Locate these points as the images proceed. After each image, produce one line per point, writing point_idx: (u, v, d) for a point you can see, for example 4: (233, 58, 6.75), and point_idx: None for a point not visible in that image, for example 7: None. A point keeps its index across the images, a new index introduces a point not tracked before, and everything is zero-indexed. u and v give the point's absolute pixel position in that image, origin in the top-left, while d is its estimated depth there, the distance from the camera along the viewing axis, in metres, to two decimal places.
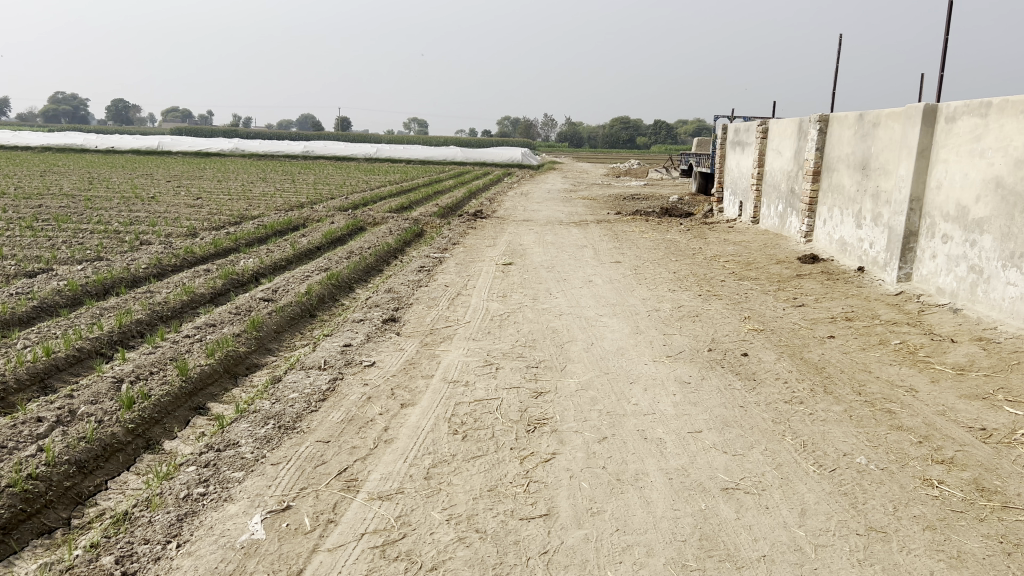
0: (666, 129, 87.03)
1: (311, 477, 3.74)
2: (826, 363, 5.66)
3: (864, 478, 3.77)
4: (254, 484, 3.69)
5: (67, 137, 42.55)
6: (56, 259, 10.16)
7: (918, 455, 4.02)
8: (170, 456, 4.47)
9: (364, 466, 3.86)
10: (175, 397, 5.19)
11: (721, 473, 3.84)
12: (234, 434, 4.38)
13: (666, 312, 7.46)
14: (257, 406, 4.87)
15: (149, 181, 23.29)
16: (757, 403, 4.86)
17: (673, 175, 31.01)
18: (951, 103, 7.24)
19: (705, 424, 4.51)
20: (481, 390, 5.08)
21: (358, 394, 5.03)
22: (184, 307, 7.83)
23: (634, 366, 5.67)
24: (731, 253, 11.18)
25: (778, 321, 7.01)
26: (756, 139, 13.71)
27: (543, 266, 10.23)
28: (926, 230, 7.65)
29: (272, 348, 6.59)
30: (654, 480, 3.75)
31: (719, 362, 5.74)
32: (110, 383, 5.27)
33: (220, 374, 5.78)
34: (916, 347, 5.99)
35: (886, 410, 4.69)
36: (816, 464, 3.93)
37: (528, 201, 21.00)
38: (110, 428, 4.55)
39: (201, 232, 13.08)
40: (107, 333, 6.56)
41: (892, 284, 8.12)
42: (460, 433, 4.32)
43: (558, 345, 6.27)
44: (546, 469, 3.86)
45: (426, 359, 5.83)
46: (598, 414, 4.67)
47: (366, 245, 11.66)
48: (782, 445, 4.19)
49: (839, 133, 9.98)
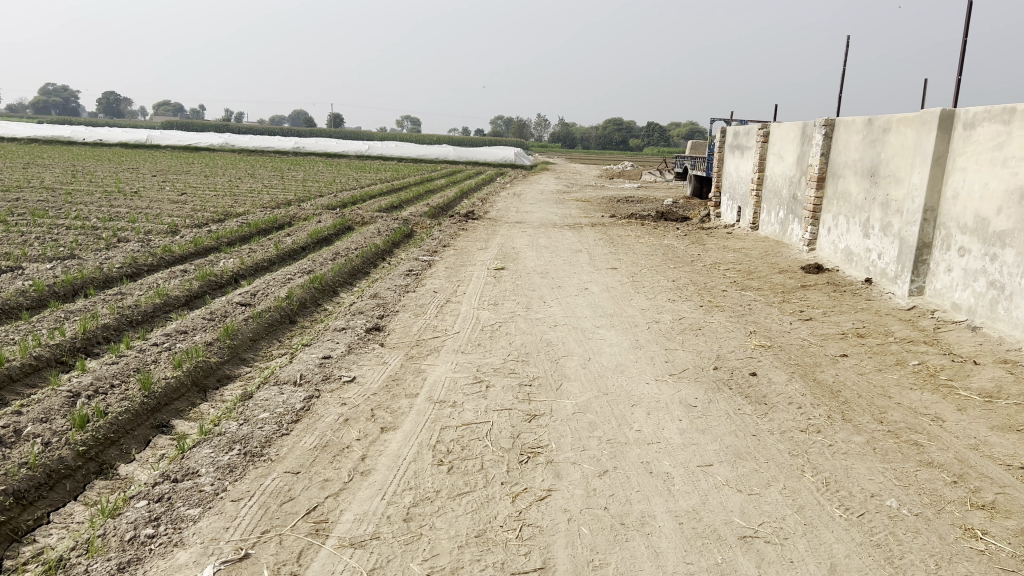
0: (659, 131, 86.76)
1: (275, 518, 3.31)
2: (841, 386, 5.26)
3: (898, 526, 3.36)
4: (211, 525, 3.26)
5: (55, 128, 41.98)
6: (26, 256, 9.67)
7: (954, 498, 3.61)
8: (123, 484, 4.03)
9: (336, 504, 3.44)
10: (135, 415, 4.75)
11: (737, 518, 3.42)
12: (194, 462, 3.93)
13: (667, 324, 7.05)
14: (223, 428, 4.42)
15: (134, 175, 22.75)
16: (770, 432, 4.45)
17: (666, 177, 30.56)
18: (970, 109, 6.86)
19: (716, 456, 4.09)
20: (470, 413, 4.65)
21: (334, 415, 4.59)
22: (156, 311, 7.38)
23: (635, 386, 5.25)
24: (731, 260, 10.77)
25: (787, 337, 6.60)
26: (757, 143, 13.30)
27: (537, 271, 9.81)
28: (941, 241, 7.27)
29: (247, 358, 6.15)
30: (662, 526, 3.34)
31: (726, 383, 5.33)
32: (64, 398, 4.82)
33: (187, 388, 5.34)
34: (936, 370, 5.59)
35: (913, 443, 4.28)
36: (842, 508, 3.53)
37: (522, 202, 20.51)
38: (57, 452, 4.10)
39: (182, 230, 12.62)
40: (69, 339, 6.11)
41: (902, 298, 7.73)
42: (445, 464, 3.90)
43: (553, 360, 5.85)
44: (541, 510, 3.44)
45: (411, 375, 5.40)
46: (597, 442, 4.25)
47: (353, 246, 11.21)
48: (802, 483, 3.78)
49: (846, 138, 9.58)
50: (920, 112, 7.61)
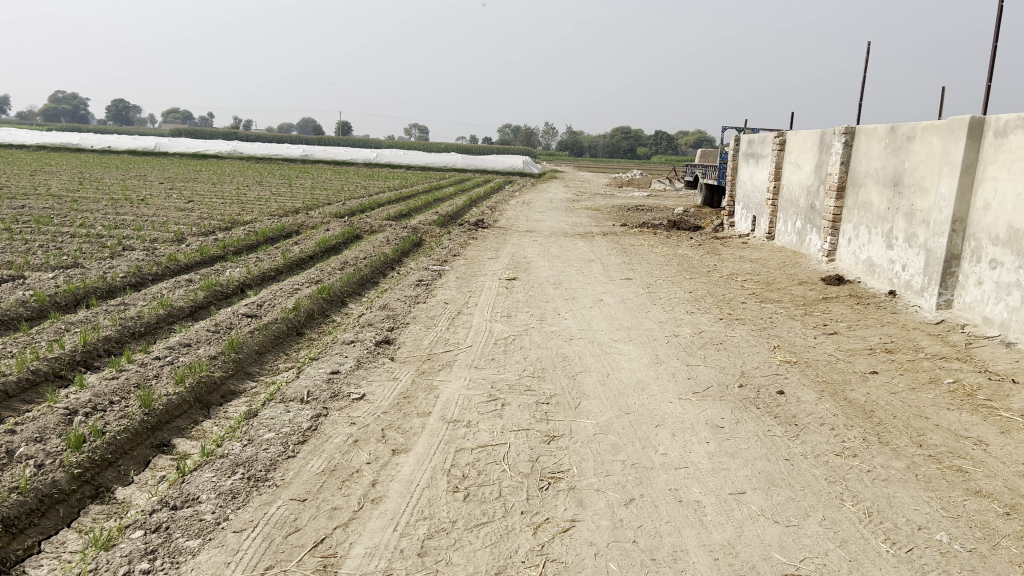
0: (667, 139, 86.63)
1: (280, 551, 3.08)
2: (874, 406, 5.01)
3: (951, 564, 3.11)
4: (211, 560, 3.03)
5: (65, 135, 41.98)
6: (29, 265, 9.49)
7: (1009, 532, 3.36)
8: (121, 509, 3.81)
9: (346, 536, 3.21)
10: (135, 434, 4.52)
11: (776, 553, 3.18)
12: (194, 487, 3.70)
13: (687, 338, 6.81)
14: (226, 449, 4.19)
15: (142, 182, 22.64)
16: (804, 456, 4.20)
17: (675, 185, 30.36)
18: (1002, 116, 6.61)
19: (748, 483, 3.84)
20: (486, 434, 4.41)
21: (343, 435, 4.36)
22: (159, 323, 7.17)
23: (658, 405, 5.01)
24: (749, 271, 10.52)
25: (812, 352, 6.35)
26: (772, 151, 13.05)
27: (549, 282, 9.57)
28: (970, 253, 7.02)
29: (252, 372, 5.93)
30: (697, 562, 3.10)
31: (753, 402, 5.08)
32: (60, 416, 4.60)
33: (190, 405, 5.12)
34: (973, 390, 5.33)
35: (956, 469, 4.03)
36: (889, 542, 3.28)
37: (532, 211, 20.30)
38: (50, 475, 3.88)
39: (189, 238, 12.43)
40: (68, 352, 5.90)
41: (929, 311, 7.48)
42: (461, 490, 3.66)
43: (570, 376, 5.61)
44: (566, 543, 3.21)
45: (423, 392, 5.16)
46: (621, 467, 4.01)
47: (362, 255, 11.01)
48: (842, 513, 3.54)
49: (868, 146, 9.33)
50: (947, 119, 7.36)
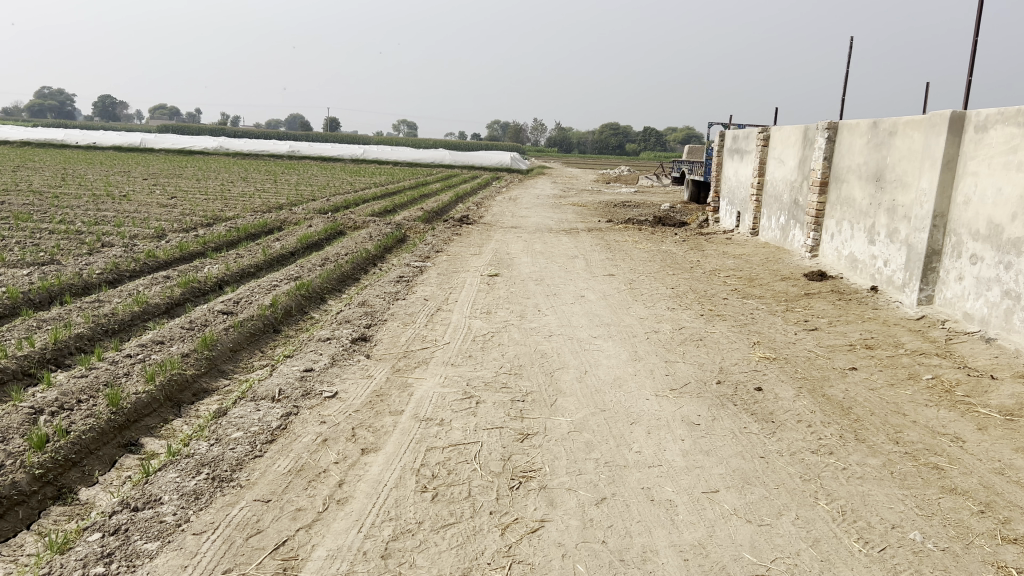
0: (655, 135, 86.67)
1: (240, 554, 3.01)
2: (852, 403, 4.97)
3: (923, 563, 3.07)
4: (168, 564, 2.95)
5: (49, 131, 41.63)
6: (4, 261, 9.36)
7: (983, 531, 3.32)
8: (83, 511, 3.72)
9: (309, 538, 3.14)
10: (101, 434, 4.43)
11: (747, 553, 3.13)
12: (156, 488, 3.61)
13: (667, 334, 6.76)
14: (192, 448, 4.11)
15: (125, 178, 22.46)
16: (780, 453, 4.15)
17: (663, 182, 30.27)
18: (982, 111, 6.58)
19: (722, 481, 3.79)
20: (458, 432, 4.34)
21: (312, 434, 4.29)
22: (134, 320, 7.07)
23: (634, 402, 4.96)
24: (732, 267, 10.49)
25: (792, 349, 6.31)
26: (756, 147, 13.02)
27: (531, 278, 9.51)
28: (951, 249, 6.99)
29: (226, 370, 5.84)
30: (666, 563, 3.04)
31: (730, 398, 5.04)
32: (25, 416, 4.50)
33: (161, 403, 5.03)
34: (951, 386, 5.30)
35: (932, 466, 4.00)
36: (862, 541, 3.23)
37: (518, 207, 20.20)
38: (10, 476, 3.78)
39: (169, 234, 12.30)
40: (38, 350, 5.80)
41: (910, 306, 7.45)
42: (430, 490, 3.60)
43: (547, 373, 5.55)
44: (533, 544, 3.14)
45: (397, 390, 5.09)
46: (594, 465, 3.95)
47: (343, 251, 10.91)
48: (816, 512, 3.49)
49: (850, 142, 9.30)
50: (928, 114, 7.33)
